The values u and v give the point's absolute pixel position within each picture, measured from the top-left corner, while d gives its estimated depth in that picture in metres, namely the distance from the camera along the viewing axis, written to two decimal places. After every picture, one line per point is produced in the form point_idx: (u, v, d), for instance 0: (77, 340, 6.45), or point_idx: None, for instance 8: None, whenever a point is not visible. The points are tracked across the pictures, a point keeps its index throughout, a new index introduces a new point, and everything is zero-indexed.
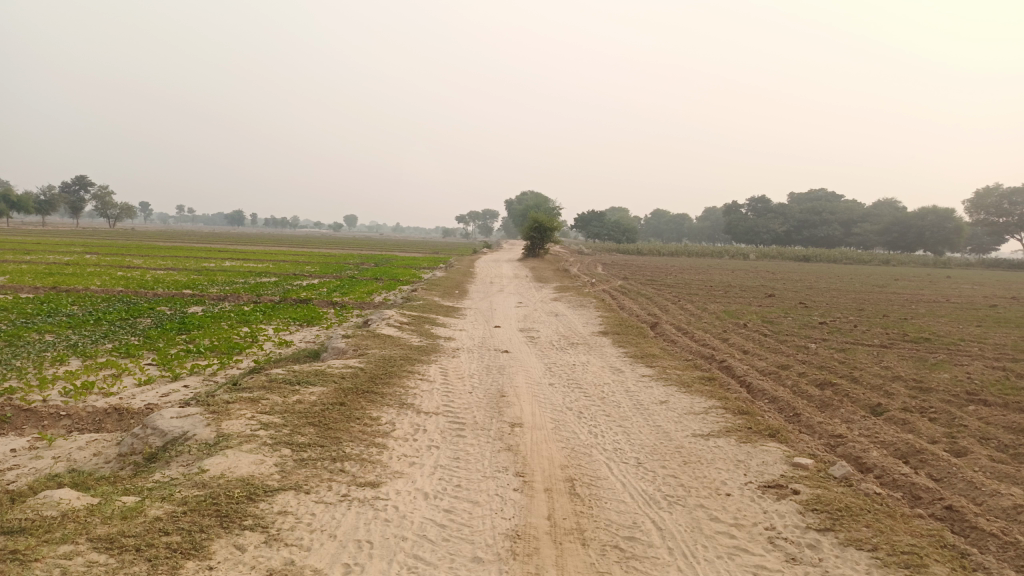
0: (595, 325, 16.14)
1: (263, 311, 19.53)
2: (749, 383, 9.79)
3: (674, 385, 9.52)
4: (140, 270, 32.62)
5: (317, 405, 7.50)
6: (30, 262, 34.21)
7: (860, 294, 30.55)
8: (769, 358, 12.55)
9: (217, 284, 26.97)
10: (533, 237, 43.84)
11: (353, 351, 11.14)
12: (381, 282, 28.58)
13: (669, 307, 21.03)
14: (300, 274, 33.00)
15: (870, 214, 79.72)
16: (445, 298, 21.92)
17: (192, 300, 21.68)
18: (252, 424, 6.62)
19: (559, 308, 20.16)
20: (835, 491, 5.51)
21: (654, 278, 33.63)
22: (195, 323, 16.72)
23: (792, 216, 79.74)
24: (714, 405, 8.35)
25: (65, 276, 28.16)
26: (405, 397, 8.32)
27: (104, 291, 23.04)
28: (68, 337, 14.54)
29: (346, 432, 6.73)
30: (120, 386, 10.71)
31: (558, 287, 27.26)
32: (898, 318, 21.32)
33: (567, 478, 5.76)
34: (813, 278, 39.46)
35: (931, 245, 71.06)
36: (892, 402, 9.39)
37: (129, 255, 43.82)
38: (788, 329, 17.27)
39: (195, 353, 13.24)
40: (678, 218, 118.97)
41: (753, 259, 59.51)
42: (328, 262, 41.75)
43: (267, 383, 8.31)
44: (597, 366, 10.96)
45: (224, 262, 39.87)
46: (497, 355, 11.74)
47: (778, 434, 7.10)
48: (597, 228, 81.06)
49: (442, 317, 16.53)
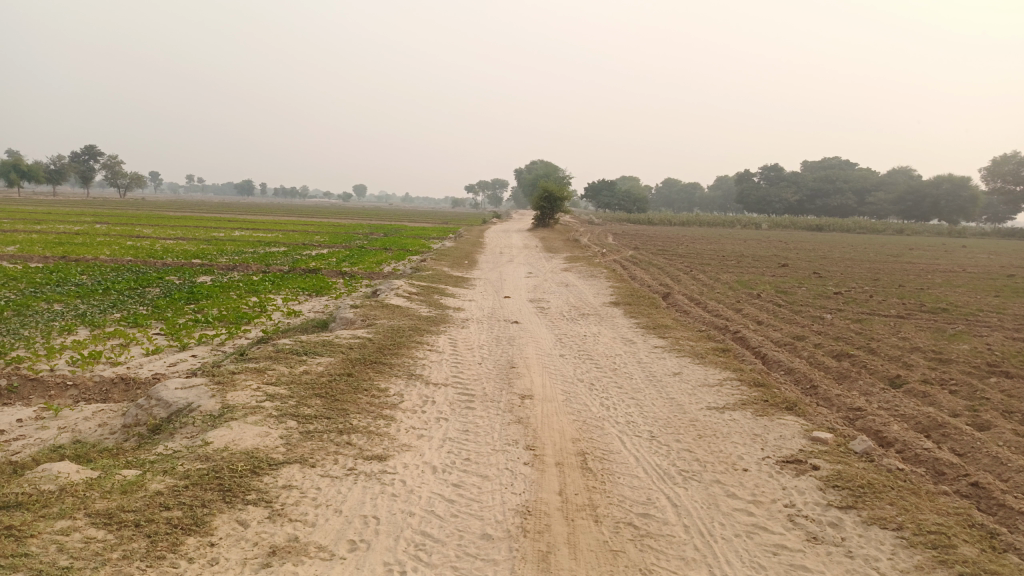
0: (606, 295, 15.93)
1: (271, 280, 19.42)
2: (765, 355, 9.60)
3: (687, 356, 9.34)
4: (149, 240, 32.58)
5: (324, 375, 7.37)
6: (40, 232, 34.26)
7: (874, 264, 30.14)
8: (784, 328, 12.34)
9: (226, 254, 26.89)
10: (543, 207, 43.49)
11: (362, 321, 11.01)
12: (391, 252, 28.41)
13: (681, 277, 20.75)
14: (309, 243, 32.88)
15: (885, 183, 78.56)
16: (454, 268, 21.74)
17: (202, 270, 21.62)
18: (257, 395, 6.50)
19: (569, 278, 19.94)
20: (856, 467, 5.34)
21: (666, 248, 33.32)
22: (203, 293, 16.63)
23: (805, 185, 78.75)
24: (729, 377, 8.18)
25: (75, 246, 28.16)
26: (414, 368, 8.19)
27: (113, 261, 23.00)
28: (76, 307, 14.48)
29: (354, 403, 6.60)
30: (127, 355, 10.64)
31: (569, 257, 27.04)
32: (914, 288, 21.00)
33: (579, 452, 5.62)
34: (826, 247, 38.96)
35: (946, 214, 70.13)
36: (911, 374, 9.19)
37: (137, 224, 43.74)
38: (803, 299, 17.02)
39: (203, 323, 13.15)
40: (689, 188, 117.88)
41: (765, 229, 58.92)
42: (337, 232, 41.58)
43: (274, 354, 8.19)
44: (609, 337, 10.79)
45: (234, 232, 39.77)
46: (507, 325, 11.58)
47: (795, 407, 6.92)
48: (607, 197, 80.37)
49: (451, 287, 16.35)
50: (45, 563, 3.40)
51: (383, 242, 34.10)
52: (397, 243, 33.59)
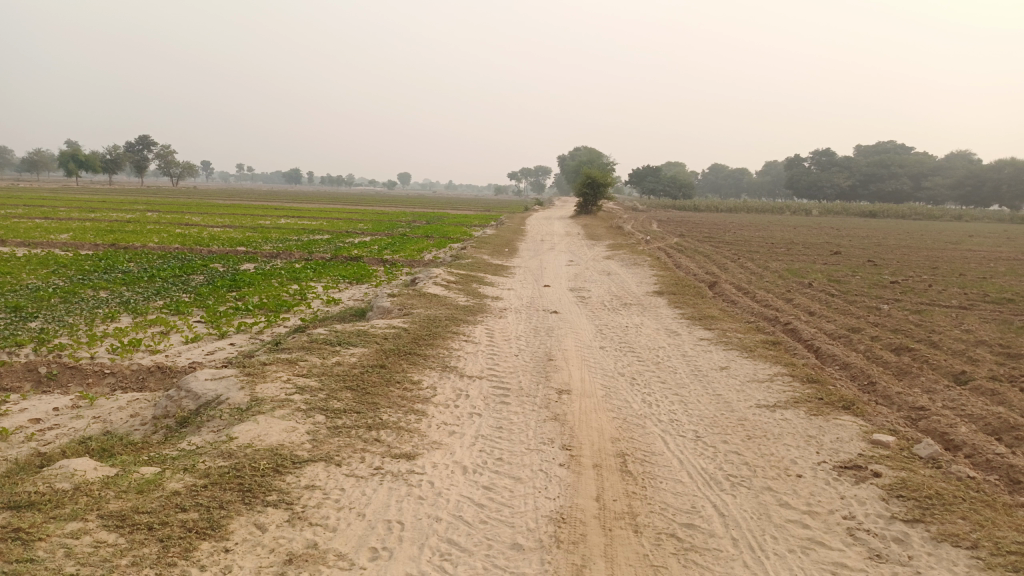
0: (650, 284, 15.47)
1: (313, 268, 19.41)
2: (817, 349, 9.09)
3: (735, 350, 8.90)
4: (196, 228, 33.13)
5: (356, 367, 7.18)
6: (94, 220, 35.14)
7: (932, 251, 28.88)
8: (838, 320, 11.76)
9: (270, 241, 27.12)
10: (586, 193, 42.92)
11: (398, 309, 10.83)
12: (432, 240, 28.31)
13: (727, 265, 20.11)
14: (352, 231, 32.98)
15: (943, 167, 75.54)
16: (495, 256, 21.46)
17: (245, 257, 21.81)
18: (287, 388, 6.33)
19: (611, 266, 19.50)
20: (922, 475, 4.90)
21: (712, 235, 32.50)
22: (245, 281, 16.71)
23: (858, 170, 76.25)
24: (780, 372, 7.72)
25: (125, 233, 28.76)
26: (449, 360, 7.95)
27: (160, 249, 23.36)
28: (121, 294, 14.65)
29: (385, 397, 6.38)
30: (166, 343, 10.67)
31: (612, 244, 26.54)
32: (976, 276, 19.97)
33: (618, 453, 5.28)
34: (881, 234, 37.54)
35: (1008, 199, 67.16)
36: (978, 370, 8.58)
37: (186, 213, 44.54)
38: (857, 289, 16.28)
39: (243, 311, 13.14)
40: (736, 174, 115.42)
41: (814, 215, 57.19)
42: (381, 220, 41.68)
43: (306, 344, 8.03)
44: (651, 328, 10.40)
45: (279, 219, 40.18)
46: (546, 316, 11.26)
47: (852, 407, 6.46)
48: (652, 183, 79.09)
49: (490, 276, 16.10)
50: (50, 569, 3.22)
51: (425, 230, 34.06)
52: (439, 230, 33.47)
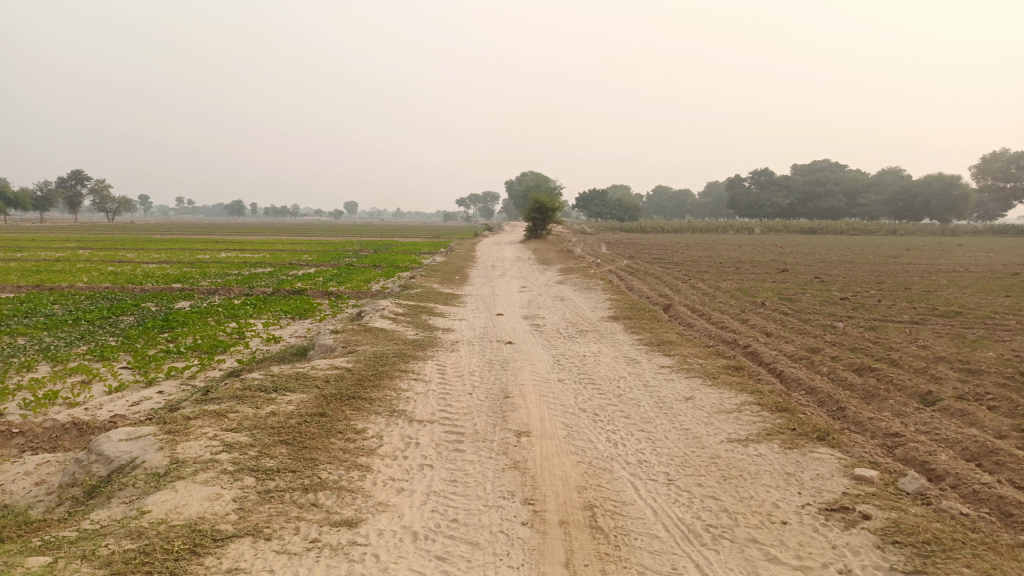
0: (604, 309, 15.11)
1: (253, 304, 18.50)
2: (781, 373, 8.78)
3: (698, 377, 8.52)
4: (131, 265, 31.65)
5: (292, 418, 6.50)
6: (18, 259, 33.25)
7: (874, 266, 29.47)
8: (796, 340, 11.54)
9: (208, 277, 25.99)
10: (535, 218, 42.77)
11: (342, 348, 10.15)
12: (380, 270, 27.52)
13: (680, 287, 19.95)
14: (296, 263, 31.87)
15: (876, 183, 78.21)
16: (445, 284, 20.88)
17: (181, 295, 20.70)
18: (213, 446, 5.64)
19: (564, 291, 19.13)
20: (913, 515, 4.52)
21: (661, 256, 32.56)
22: (179, 320, 15.76)
23: (796, 188, 78.39)
24: (748, 401, 7.35)
25: (52, 273, 27.18)
26: (398, 403, 7.34)
27: (89, 288, 22.05)
28: (41, 341, 13.56)
29: (325, 451, 5.75)
30: (87, 395, 9.73)
31: (563, 269, 26.18)
32: (921, 290, 20.23)
33: (586, 506, 4.77)
34: (823, 251, 38.29)
35: (938, 213, 69.86)
36: (943, 389, 8.36)
37: (120, 249, 42.50)
38: (809, 306, 16.26)
39: (174, 354, 12.25)
40: (679, 195, 117.71)
41: (758, 233, 58.28)
42: (327, 250, 40.59)
43: (238, 392, 7.31)
44: (610, 357, 9.97)
45: (219, 253, 38.87)
46: (500, 347, 10.73)
47: (828, 438, 6.10)
48: (599, 206, 79.69)
49: (440, 306, 15.51)
50: None
51: (372, 259, 33.26)
52: (387, 259, 32.67)
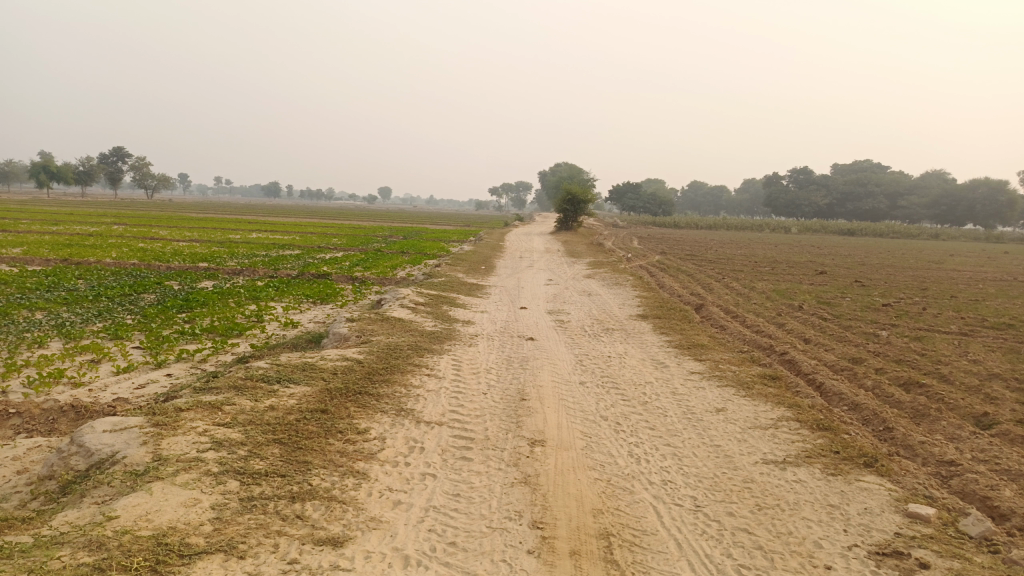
0: (633, 307, 14.48)
1: (275, 287, 18.24)
2: (821, 386, 8.12)
3: (731, 386, 7.90)
4: (161, 242, 31.76)
5: (291, 414, 6.06)
6: (52, 233, 33.49)
7: (915, 271, 28.33)
8: (837, 349, 10.81)
9: (235, 257, 25.84)
10: (567, 210, 42.11)
11: (355, 337, 9.71)
12: (407, 256, 27.15)
13: (713, 286, 19.23)
14: (324, 246, 31.61)
15: (919, 185, 75.96)
16: (471, 274, 20.40)
17: (205, 274, 20.54)
18: (201, 443, 5.22)
19: (592, 285, 18.51)
20: (979, 566, 3.91)
21: (694, 253, 31.66)
22: (199, 300, 15.51)
23: (835, 188, 76.32)
24: (785, 416, 6.74)
25: (82, 248, 27.27)
26: (406, 401, 6.87)
27: (115, 264, 21.99)
28: (58, 316, 13.38)
29: (320, 454, 5.30)
30: (93, 375, 9.43)
31: (592, 262, 25.53)
32: (968, 300, 19.18)
33: (601, 533, 4.25)
34: (862, 253, 36.96)
35: (983, 218, 67.63)
36: (1002, 410, 7.62)
37: (154, 226, 42.80)
38: (850, 312, 15.43)
39: (188, 335, 11.95)
40: (715, 191, 115.79)
41: (794, 233, 56.88)
42: (356, 235, 40.39)
43: (237, 383, 6.89)
44: (636, 359, 9.39)
45: (250, 234, 38.93)
46: (520, 344, 10.21)
47: (876, 465, 5.48)
48: (632, 200, 78.50)
49: (463, 297, 15.02)
50: None
51: (400, 245, 32.93)
52: (415, 246, 32.27)
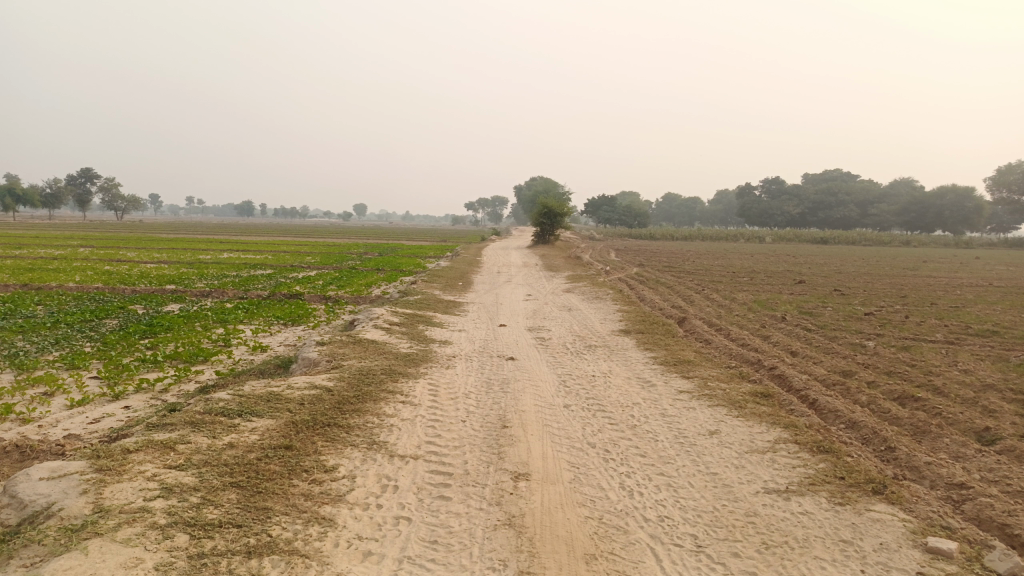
0: (614, 322, 14.10)
1: (245, 309, 17.61)
2: (815, 403, 7.76)
3: (723, 406, 7.52)
4: (128, 264, 30.87)
5: (252, 451, 5.56)
6: (15, 257, 32.41)
7: (892, 278, 28.33)
8: (826, 362, 10.50)
9: (205, 278, 25.10)
10: (543, 223, 41.87)
11: (326, 362, 9.19)
12: (382, 274, 26.62)
13: (694, 298, 18.96)
14: (297, 265, 30.92)
15: (888, 193, 77.00)
16: (447, 291, 19.95)
17: (172, 297, 19.81)
18: (148, 491, 4.69)
19: (572, 300, 18.13)
20: None
21: (671, 265, 31.49)
22: (164, 325, 14.86)
23: (807, 197, 77.10)
24: (782, 438, 6.36)
25: (45, 272, 26.33)
26: (378, 434, 6.38)
27: (77, 289, 21.17)
28: (12, 345, 12.66)
29: (282, 498, 4.80)
30: (44, 410, 8.79)
31: (571, 276, 25.19)
32: (948, 306, 19.08)
33: None
34: (837, 261, 37.08)
35: (952, 225, 68.58)
36: (1003, 424, 7.31)
37: (121, 248, 41.70)
38: (833, 322, 15.20)
39: (149, 363, 11.33)
40: (689, 202, 116.66)
41: (769, 242, 57.16)
42: (331, 253, 39.63)
43: (194, 418, 6.35)
44: (622, 378, 8.98)
45: (221, 254, 38.10)
46: (500, 364, 9.75)
47: (884, 491, 5.12)
48: (608, 213, 78.63)
49: (439, 315, 14.55)
50: None
51: (376, 262, 32.36)
52: (391, 263, 31.69)
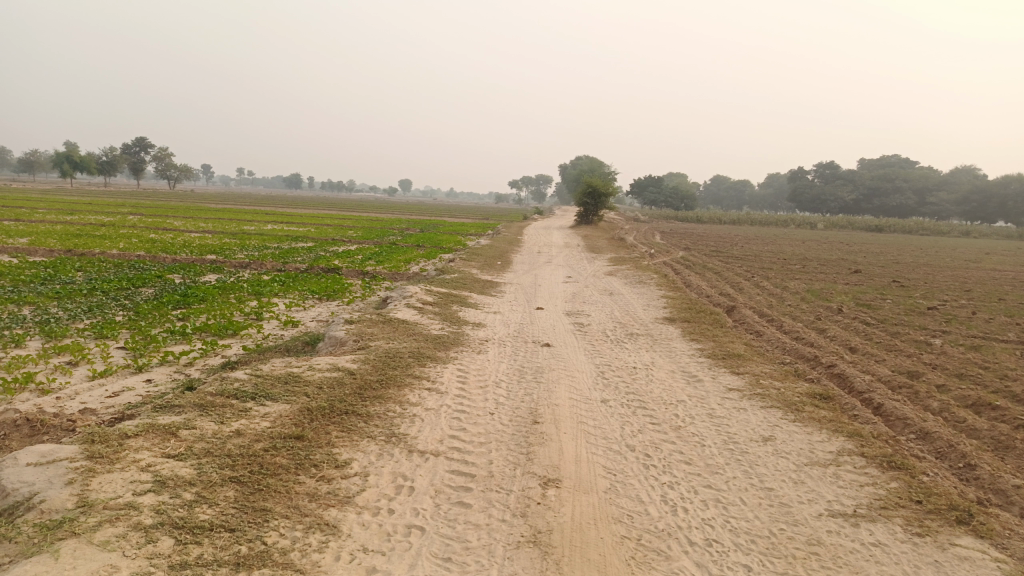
0: (659, 309, 13.39)
1: (281, 281, 17.36)
2: (881, 409, 7.01)
3: (778, 408, 6.83)
4: (173, 233, 31.09)
5: (261, 441, 5.12)
6: (65, 223, 32.90)
7: (953, 270, 26.82)
8: (889, 360, 9.67)
9: (245, 249, 25.01)
10: (587, 203, 40.99)
11: (353, 342, 8.75)
12: (422, 250, 26.20)
13: (743, 285, 18.08)
14: (338, 239, 30.73)
15: (949, 182, 73.66)
16: (486, 270, 19.44)
17: (210, 267, 19.70)
18: (139, 484, 4.26)
19: (614, 283, 17.44)
20: None
21: (719, 249, 30.37)
22: (197, 296, 14.65)
23: (863, 183, 74.35)
24: (847, 450, 5.67)
25: (92, 238, 26.54)
26: (398, 425, 5.88)
27: (118, 256, 21.24)
28: (46, 311, 12.55)
29: (285, 498, 4.33)
30: (65, 381, 8.54)
31: (614, 258, 24.44)
32: (1018, 303, 17.82)
33: None
34: (894, 250, 35.40)
35: (1015, 216, 65.28)
36: None
37: (169, 217, 42.16)
38: (893, 316, 14.23)
39: (177, 335, 11.06)
40: (738, 185, 113.97)
41: (821, 229, 55.27)
42: (373, 227, 39.46)
43: (204, 400, 5.94)
44: (665, 371, 8.34)
45: (265, 225, 38.18)
46: (534, 351, 9.19)
47: (971, 520, 4.42)
48: (654, 194, 77.05)
49: (475, 295, 14.03)
50: None
51: (416, 238, 32.01)
52: (431, 239, 31.29)
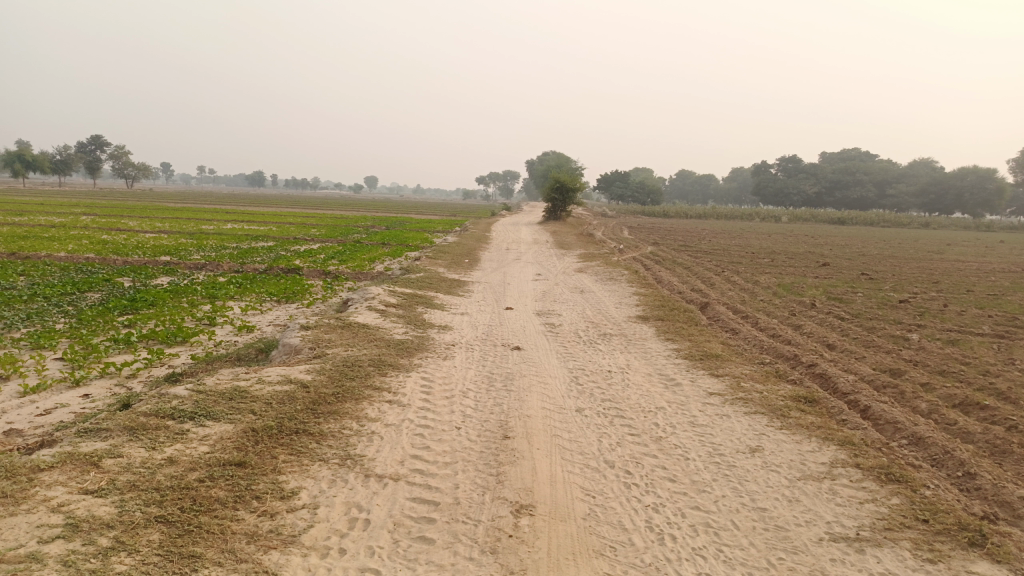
0: (631, 307, 12.98)
1: (238, 283, 16.58)
2: (869, 413, 6.65)
3: (763, 415, 6.42)
4: (127, 233, 29.93)
5: (197, 471, 4.53)
6: (13, 224, 31.49)
7: (918, 262, 26.99)
8: (870, 358, 9.37)
9: (202, 250, 24.02)
10: (555, 199, 40.57)
11: (309, 349, 8.16)
12: (387, 248, 25.49)
13: (714, 280, 17.80)
14: (301, 238, 29.85)
15: (908, 174, 74.73)
16: (453, 269, 18.86)
17: (163, 269, 18.80)
18: (45, 531, 3.63)
19: (584, 281, 17.01)
20: None
21: (688, 243, 30.16)
22: (147, 300, 13.84)
23: (824, 176, 75.31)
24: (841, 462, 5.27)
25: (39, 240, 25.28)
26: (354, 445, 5.33)
27: (66, 258, 20.19)
28: None
29: (219, 540, 3.76)
30: None
31: (583, 254, 24.04)
32: (986, 294, 17.82)
33: None
34: (859, 243, 35.60)
35: (971, 207, 66.38)
36: None
37: (125, 217, 40.78)
38: (866, 310, 14.03)
39: (121, 344, 10.32)
40: (704, 180, 114.84)
41: (786, 222, 55.74)
42: (337, 225, 38.60)
43: (136, 422, 5.31)
44: (642, 375, 7.91)
45: (225, 224, 37.08)
46: (504, 355, 8.69)
47: (983, 542, 4.04)
48: (621, 189, 77.02)
49: (441, 295, 13.49)
50: None
51: (381, 236, 31.22)
52: (397, 237, 30.58)
